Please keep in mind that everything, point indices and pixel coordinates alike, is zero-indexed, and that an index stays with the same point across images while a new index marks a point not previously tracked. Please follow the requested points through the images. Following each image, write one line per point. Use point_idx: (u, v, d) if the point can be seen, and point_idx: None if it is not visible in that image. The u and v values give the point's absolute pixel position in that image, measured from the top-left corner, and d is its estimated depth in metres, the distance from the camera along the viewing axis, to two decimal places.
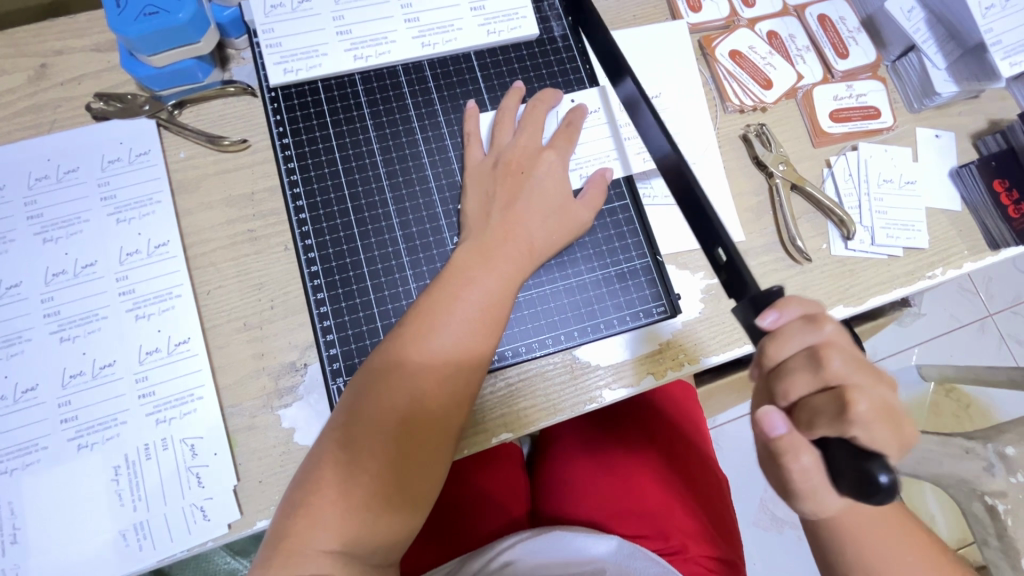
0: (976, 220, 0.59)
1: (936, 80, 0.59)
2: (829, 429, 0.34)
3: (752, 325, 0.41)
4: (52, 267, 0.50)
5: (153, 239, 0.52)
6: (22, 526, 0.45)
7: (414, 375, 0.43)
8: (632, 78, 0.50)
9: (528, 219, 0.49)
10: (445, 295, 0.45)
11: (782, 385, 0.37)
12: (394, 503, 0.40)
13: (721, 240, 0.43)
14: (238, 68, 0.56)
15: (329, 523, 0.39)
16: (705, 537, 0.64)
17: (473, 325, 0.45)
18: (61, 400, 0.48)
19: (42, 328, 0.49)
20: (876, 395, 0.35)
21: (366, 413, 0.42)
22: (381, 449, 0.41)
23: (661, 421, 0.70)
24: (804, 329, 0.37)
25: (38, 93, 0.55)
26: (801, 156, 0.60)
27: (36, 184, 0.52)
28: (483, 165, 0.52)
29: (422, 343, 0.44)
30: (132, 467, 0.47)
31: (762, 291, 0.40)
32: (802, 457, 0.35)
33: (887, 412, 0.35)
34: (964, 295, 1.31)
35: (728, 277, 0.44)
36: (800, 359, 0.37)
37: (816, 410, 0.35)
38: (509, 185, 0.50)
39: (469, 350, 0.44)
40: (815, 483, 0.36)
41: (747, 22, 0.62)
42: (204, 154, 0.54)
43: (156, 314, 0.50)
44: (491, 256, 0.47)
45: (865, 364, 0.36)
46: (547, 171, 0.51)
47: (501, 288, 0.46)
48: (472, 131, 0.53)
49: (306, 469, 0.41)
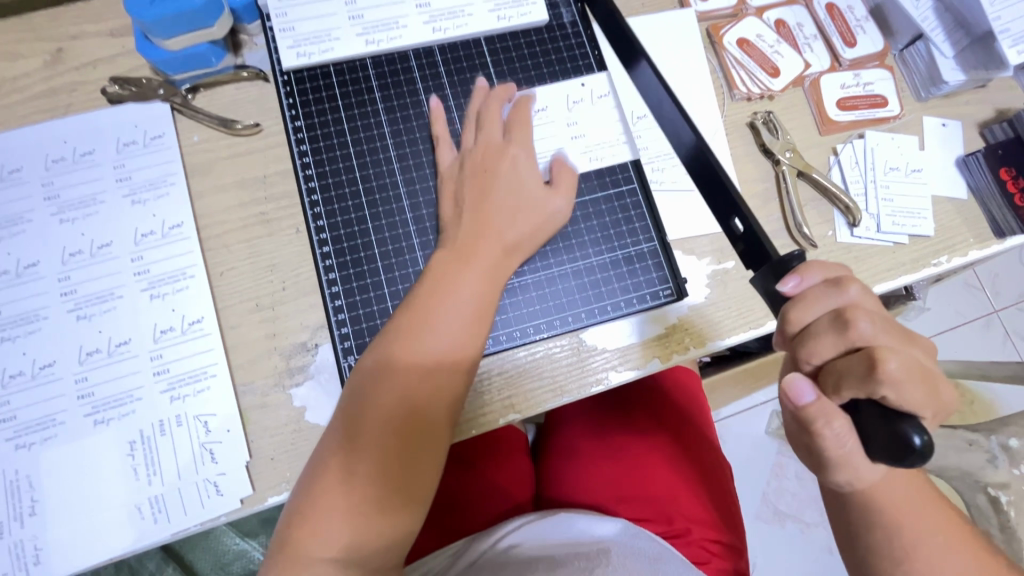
0: (982, 209, 0.60)
1: (943, 69, 0.59)
2: (859, 390, 0.34)
3: (772, 292, 0.40)
4: (69, 247, 0.51)
5: (168, 221, 0.53)
6: (40, 499, 0.46)
7: (401, 375, 0.44)
8: (649, 61, 0.49)
9: (502, 216, 0.50)
10: (428, 296, 0.46)
11: (806, 349, 0.37)
12: (392, 499, 0.42)
13: (740, 209, 0.43)
14: (251, 53, 0.57)
15: (329, 521, 0.40)
16: (709, 521, 0.65)
17: (458, 321, 0.46)
18: (77, 377, 0.49)
19: (59, 306, 0.50)
20: (907, 356, 0.35)
21: (356, 414, 0.43)
22: (375, 449, 0.42)
23: (664, 405, 0.70)
24: (829, 292, 0.37)
25: (55, 77, 0.56)
26: (808, 144, 0.60)
27: (53, 166, 0.53)
28: (453, 167, 0.52)
29: (407, 344, 0.44)
30: (146, 442, 0.48)
31: (782, 256, 0.39)
32: (834, 423, 0.34)
33: (920, 371, 0.35)
34: (970, 291, 1.31)
35: (748, 248, 0.44)
36: (824, 321, 0.36)
37: (843, 371, 0.35)
38: (475, 184, 0.51)
39: (457, 345, 0.45)
40: (848, 449, 0.35)
41: (755, 10, 0.63)
42: (217, 137, 0.55)
43: (170, 294, 0.51)
44: (472, 254, 0.48)
45: (893, 325, 0.36)
46: (511, 167, 0.52)
47: (482, 284, 0.47)
48: (440, 133, 0.54)
49: (308, 469, 0.42)
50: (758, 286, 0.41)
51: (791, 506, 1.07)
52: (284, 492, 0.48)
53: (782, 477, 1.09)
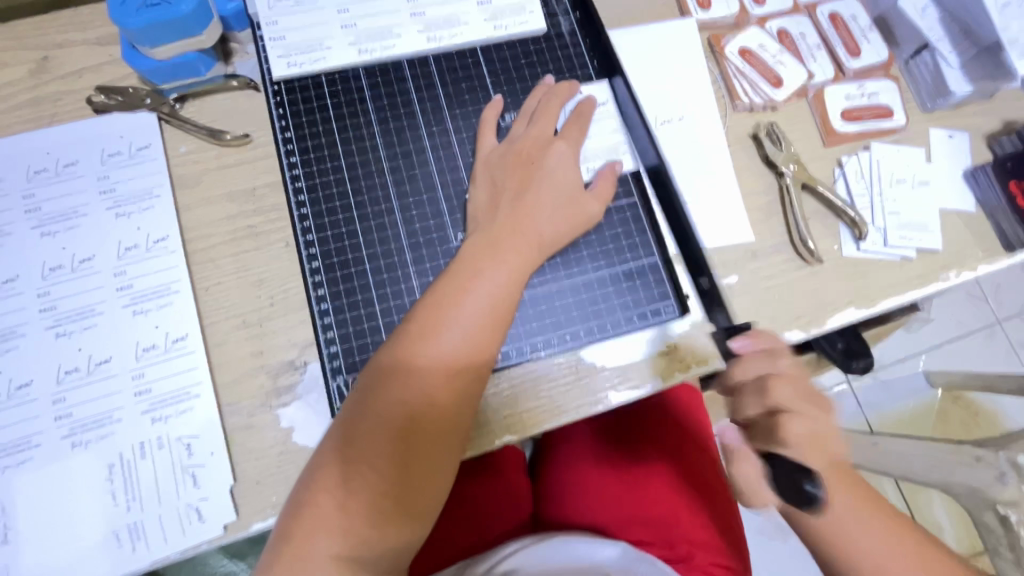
0: (991, 222, 0.58)
1: (950, 79, 0.58)
2: (764, 442, 0.43)
3: (725, 350, 0.49)
4: (50, 261, 0.50)
5: (152, 234, 0.51)
6: (13, 525, 0.44)
7: (422, 372, 0.42)
8: (622, 78, 0.54)
9: (538, 210, 0.48)
10: (452, 290, 0.44)
11: (736, 404, 0.45)
12: (400, 505, 0.40)
13: (704, 270, 0.50)
14: (241, 62, 0.56)
15: (335, 523, 0.38)
16: (712, 543, 0.63)
17: (481, 319, 0.44)
18: (55, 397, 0.47)
19: (38, 322, 0.48)
20: (811, 420, 0.43)
21: (372, 413, 0.40)
22: (387, 448, 0.40)
23: (666, 421, 0.68)
24: (760, 360, 0.45)
25: (40, 87, 0.55)
26: (811, 155, 0.59)
27: (35, 177, 0.52)
28: (493, 154, 0.51)
29: (429, 340, 0.42)
30: (127, 466, 0.46)
31: (733, 325, 0.49)
32: (743, 465, 0.46)
33: (815, 436, 0.43)
34: (972, 302, 1.31)
35: (704, 301, 0.52)
36: (751, 385, 0.44)
37: (757, 426, 0.44)
38: (518, 175, 0.50)
39: (477, 345, 0.43)
40: (748, 477, 0.46)
41: (756, 20, 0.62)
42: (205, 149, 0.54)
43: (154, 310, 0.49)
44: (499, 249, 0.46)
45: (809, 395, 0.44)
46: (557, 162, 0.51)
47: (507, 283, 0.45)
48: (489, 118, 0.53)
49: (313, 466, 0.40)
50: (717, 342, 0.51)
51: None
52: (269, 518, 0.46)
53: None
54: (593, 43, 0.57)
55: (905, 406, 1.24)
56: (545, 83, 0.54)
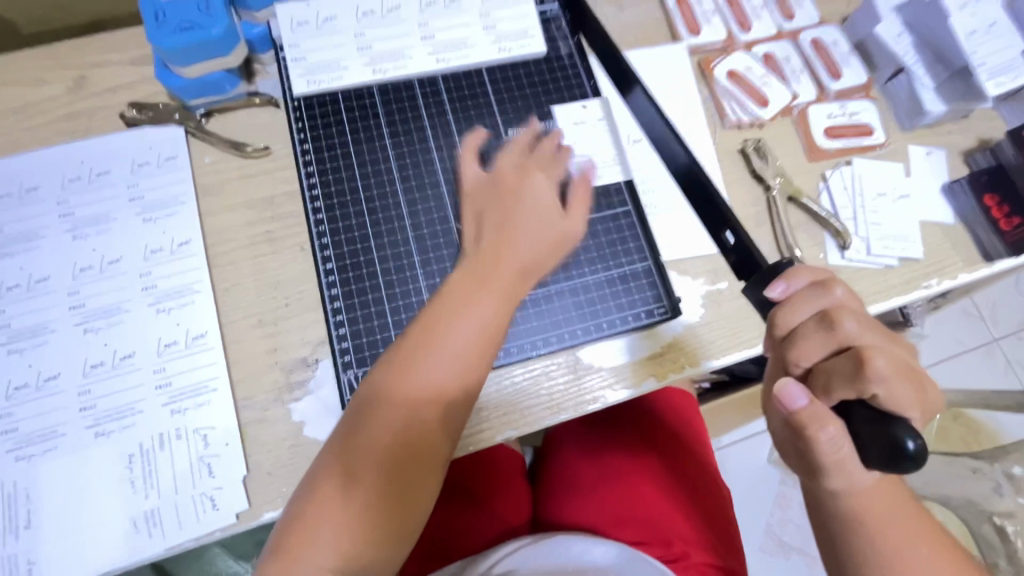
0: (970, 233, 0.61)
1: (926, 99, 0.62)
2: (848, 390, 0.34)
3: (764, 302, 0.41)
4: (80, 262, 0.53)
5: (177, 238, 0.55)
6: (37, 511, 0.46)
7: (413, 394, 0.43)
8: (643, 88, 0.52)
9: (523, 238, 0.48)
10: (444, 314, 0.45)
11: (795, 350, 0.37)
12: (386, 518, 0.42)
13: (729, 222, 0.45)
14: (263, 81, 0.59)
15: (323, 536, 0.40)
16: (705, 543, 0.65)
17: (471, 345, 0.45)
18: (81, 389, 0.49)
19: (67, 319, 0.51)
20: (893, 354, 0.36)
21: (366, 429, 0.42)
22: (376, 465, 0.42)
23: (659, 424, 0.71)
24: (813, 293, 0.37)
25: (77, 102, 0.59)
26: (797, 170, 0.62)
27: (70, 185, 0.55)
28: (476, 184, 0.51)
29: (425, 356, 0.44)
30: (146, 455, 0.48)
31: (770, 264, 0.41)
32: (828, 427, 0.33)
33: (906, 371, 0.36)
34: (969, 320, 1.33)
35: (738, 261, 0.46)
36: (811, 322, 0.37)
37: (831, 371, 0.36)
38: (504, 203, 0.49)
39: (466, 370, 0.44)
40: (845, 453, 0.34)
41: (743, 45, 0.66)
42: (227, 160, 0.58)
43: (176, 309, 0.52)
44: (488, 277, 0.46)
45: (878, 327, 0.37)
46: (537, 191, 0.50)
47: (501, 302, 0.46)
48: (471, 147, 0.54)
49: (310, 476, 0.42)
50: (749, 296, 0.43)
51: (794, 537, 1.12)
52: (279, 509, 0.48)
53: (784, 509, 1.14)
54: (604, 53, 0.57)
55: None
56: (533, 126, 0.57)
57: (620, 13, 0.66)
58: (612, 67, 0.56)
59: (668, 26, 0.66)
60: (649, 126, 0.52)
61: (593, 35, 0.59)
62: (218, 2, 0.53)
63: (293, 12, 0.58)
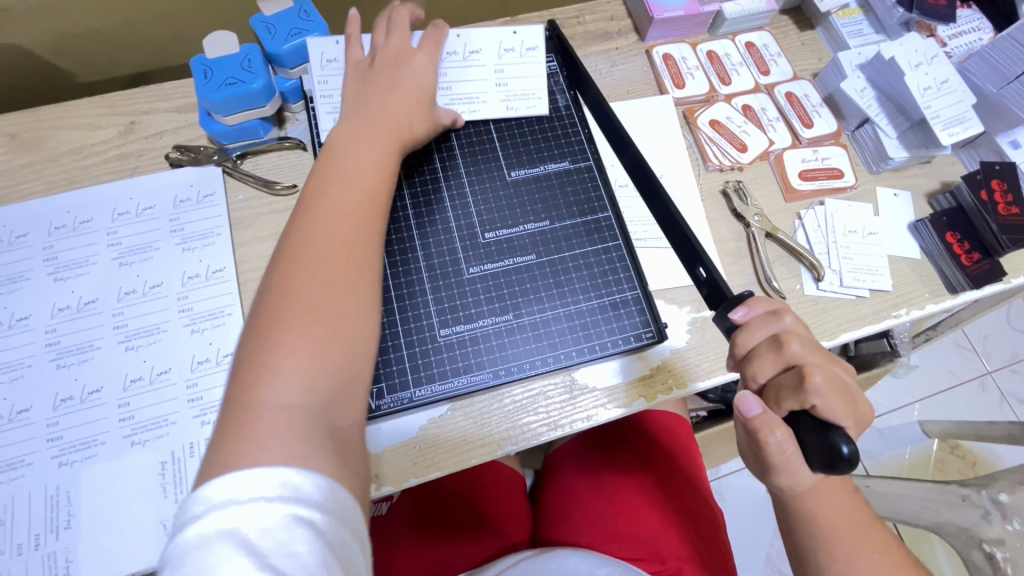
0: (935, 266, 0.67)
1: (889, 147, 0.68)
2: (794, 401, 0.40)
3: (727, 328, 0.46)
4: (125, 286, 0.59)
5: (212, 265, 0.61)
6: (76, 513, 0.51)
7: (323, 216, 0.46)
8: (636, 151, 0.57)
9: (400, 99, 0.57)
10: (342, 159, 0.51)
11: (752, 368, 0.43)
12: (338, 327, 0.42)
13: (704, 261, 0.50)
14: (293, 127, 0.68)
15: (283, 366, 0.39)
16: (697, 559, 0.68)
17: (370, 171, 0.51)
18: (121, 402, 0.54)
19: (111, 337, 0.57)
20: (832, 372, 0.41)
21: (295, 255, 0.44)
22: (309, 281, 0.43)
23: (652, 445, 0.75)
24: (768, 320, 0.43)
25: (126, 145, 0.66)
26: (775, 208, 0.68)
27: (118, 218, 0.62)
28: (360, 64, 0.59)
29: (327, 198, 0.47)
30: (177, 462, 0.53)
31: (734, 296, 0.45)
32: (776, 431, 0.40)
33: (841, 387, 0.41)
34: (962, 352, 1.36)
35: (709, 292, 0.51)
36: (764, 344, 0.43)
37: (781, 386, 0.42)
38: (384, 77, 0.58)
39: (369, 188, 0.50)
40: (789, 455, 0.41)
41: (724, 97, 0.74)
42: (259, 196, 0.64)
43: (209, 329, 0.58)
44: (377, 128, 0.54)
45: (819, 348, 0.43)
46: (420, 67, 0.60)
47: (377, 151, 0.52)
48: (352, 34, 0.61)
49: (253, 330, 0.42)
50: (719, 324, 0.48)
51: None
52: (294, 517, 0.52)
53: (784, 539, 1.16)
54: (595, 103, 0.63)
55: (901, 454, 1.27)
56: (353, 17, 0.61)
57: (613, 69, 0.74)
58: (602, 120, 0.62)
59: (656, 79, 0.74)
60: (634, 170, 0.58)
61: (587, 90, 0.65)
62: (258, 61, 0.61)
63: (323, 48, 0.63)
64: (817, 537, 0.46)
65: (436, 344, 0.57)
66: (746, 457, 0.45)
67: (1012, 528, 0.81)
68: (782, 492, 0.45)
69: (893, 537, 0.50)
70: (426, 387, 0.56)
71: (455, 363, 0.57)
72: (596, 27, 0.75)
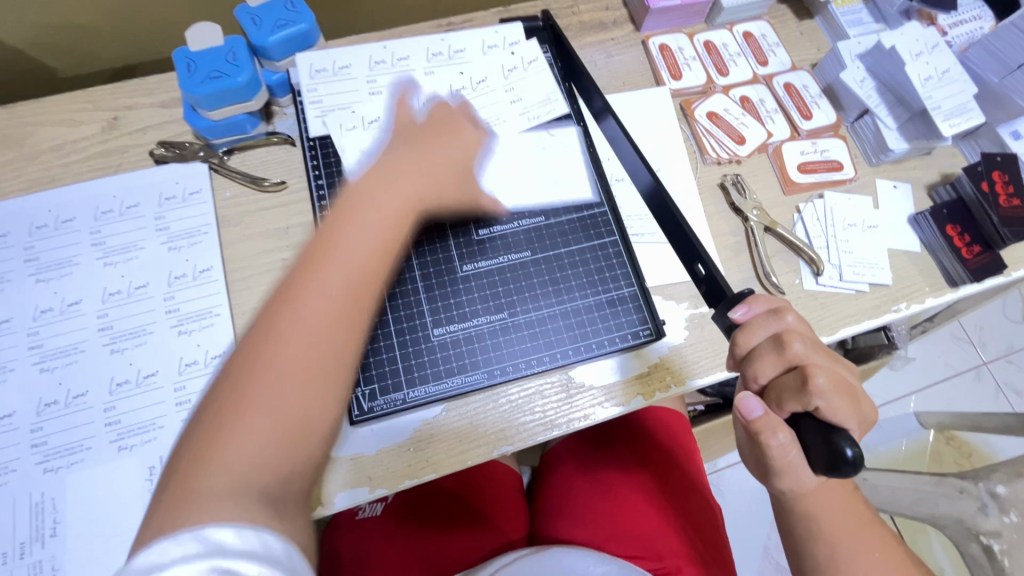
0: (935, 260, 0.66)
1: (889, 138, 0.67)
2: (796, 402, 0.40)
3: (727, 327, 0.45)
4: (109, 287, 0.57)
5: (199, 265, 0.59)
6: (62, 520, 0.49)
7: (336, 269, 0.41)
8: (633, 144, 0.55)
9: (438, 148, 0.51)
10: (364, 196, 0.45)
11: (753, 369, 0.42)
12: (313, 410, 0.38)
13: (703, 257, 0.49)
14: (281, 122, 0.66)
15: (248, 441, 0.36)
16: (696, 558, 0.67)
17: (392, 219, 0.44)
18: (106, 406, 0.53)
19: (96, 340, 0.55)
20: (835, 373, 0.40)
21: (294, 310, 0.39)
22: (293, 345, 0.38)
23: (649, 442, 0.74)
24: (768, 319, 0.42)
25: (109, 141, 0.64)
26: (773, 202, 0.67)
27: (102, 217, 0.60)
28: (405, 119, 0.55)
29: (338, 245, 0.42)
30: (165, 467, 0.52)
31: (734, 293, 0.45)
32: (779, 434, 0.39)
33: (844, 387, 0.40)
34: (958, 343, 1.36)
35: (708, 289, 0.50)
36: (765, 344, 0.42)
37: (783, 387, 0.41)
38: (433, 129, 0.53)
39: (386, 239, 0.44)
40: (791, 458, 0.40)
41: (722, 88, 0.72)
42: (246, 193, 0.63)
43: (196, 330, 0.56)
44: (409, 172, 0.48)
45: (821, 348, 0.42)
46: (464, 136, 0.54)
47: (406, 196, 0.46)
48: (402, 103, 0.59)
49: (226, 381, 0.38)
50: (718, 322, 0.47)
51: None
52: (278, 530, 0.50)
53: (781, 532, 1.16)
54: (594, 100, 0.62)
55: (897, 445, 1.27)
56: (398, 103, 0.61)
57: (608, 60, 0.72)
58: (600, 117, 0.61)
59: (652, 69, 0.72)
60: (631, 168, 0.57)
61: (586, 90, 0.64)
62: (244, 53, 0.59)
63: (313, 60, 0.63)
64: (817, 537, 0.46)
65: (430, 343, 0.56)
66: (746, 460, 0.44)
67: (1009, 521, 0.82)
68: (782, 493, 0.44)
69: (893, 535, 0.49)
70: (419, 388, 0.54)
71: (449, 363, 0.56)
72: (590, 17, 0.74)
